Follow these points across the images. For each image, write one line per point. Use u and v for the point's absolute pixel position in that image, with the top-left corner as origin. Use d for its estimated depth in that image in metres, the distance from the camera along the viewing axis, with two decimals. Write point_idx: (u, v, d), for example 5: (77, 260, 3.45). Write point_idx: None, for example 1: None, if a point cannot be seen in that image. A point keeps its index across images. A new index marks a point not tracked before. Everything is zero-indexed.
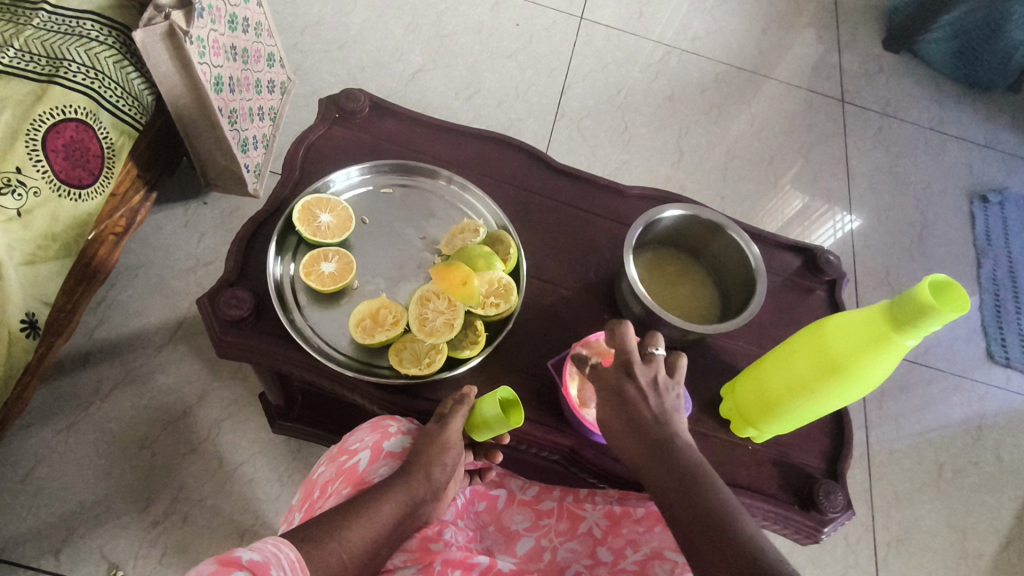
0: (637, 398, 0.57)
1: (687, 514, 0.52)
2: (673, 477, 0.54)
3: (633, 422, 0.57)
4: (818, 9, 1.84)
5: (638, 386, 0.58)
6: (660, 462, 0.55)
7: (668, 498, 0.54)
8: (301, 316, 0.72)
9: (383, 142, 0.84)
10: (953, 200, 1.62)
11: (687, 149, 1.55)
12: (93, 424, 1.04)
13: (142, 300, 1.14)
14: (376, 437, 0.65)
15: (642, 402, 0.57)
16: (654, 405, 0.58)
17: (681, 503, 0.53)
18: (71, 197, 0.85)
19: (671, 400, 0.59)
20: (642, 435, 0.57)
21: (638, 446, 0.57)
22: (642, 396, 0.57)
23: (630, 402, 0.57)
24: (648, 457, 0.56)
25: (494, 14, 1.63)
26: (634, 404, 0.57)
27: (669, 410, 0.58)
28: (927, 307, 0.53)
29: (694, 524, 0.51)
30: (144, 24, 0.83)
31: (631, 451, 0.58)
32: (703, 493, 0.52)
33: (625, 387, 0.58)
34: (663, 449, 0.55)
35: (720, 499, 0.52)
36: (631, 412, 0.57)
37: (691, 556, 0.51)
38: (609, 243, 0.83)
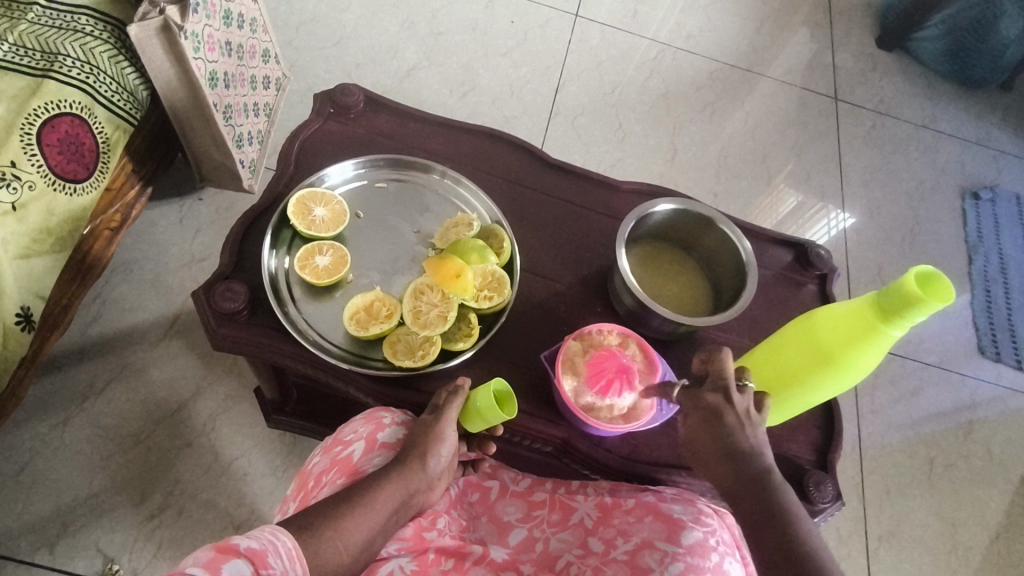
0: (735, 429, 0.58)
1: (774, 545, 0.53)
2: (761, 507, 0.55)
3: (727, 449, 0.58)
4: (812, 8, 1.85)
5: (737, 416, 0.59)
6: (749, 493, 0.56)
7: (755, 527, 0.55)
8: (295, 309, 0.73)
9: (378, 137, 0.84)
10: (945, 198, 1.63)
11: (681, 146, 1.56)
12: (89, 419, 1.04)
13: (138, 295, 1.14)
14: (370, 428, 0.65)
15: (739, 431, 0.58)
16: (751, 436, 0.59)
17: (769, 532, 0.53)
18: (67, 191, 0.85)
19: (763, 433, 0.60)
20: (737, 465, 0.58)
21: (729, 476, 0.58)
22: (740, 426, 0.59)
23: (725, 432, 0.58)
24: (735, 485, 0.57)
25: (489, 12, 1.63)
26: (728, 432, 0.58)
27: (761, 444, 0.59)
28: (914, 298, 0.54)
29: (783, 558, 0.52)
30: (139, 19, 0.83)
31: (722, 479, 0.58)
32: (793, 530, 0.53)
33: (721, 415, 0.59)
34: (759, 482, 0.56)
35: (811, 538, 0.53)
36: (727, 442, 0.58)
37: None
38: (602, 238, 0.84)
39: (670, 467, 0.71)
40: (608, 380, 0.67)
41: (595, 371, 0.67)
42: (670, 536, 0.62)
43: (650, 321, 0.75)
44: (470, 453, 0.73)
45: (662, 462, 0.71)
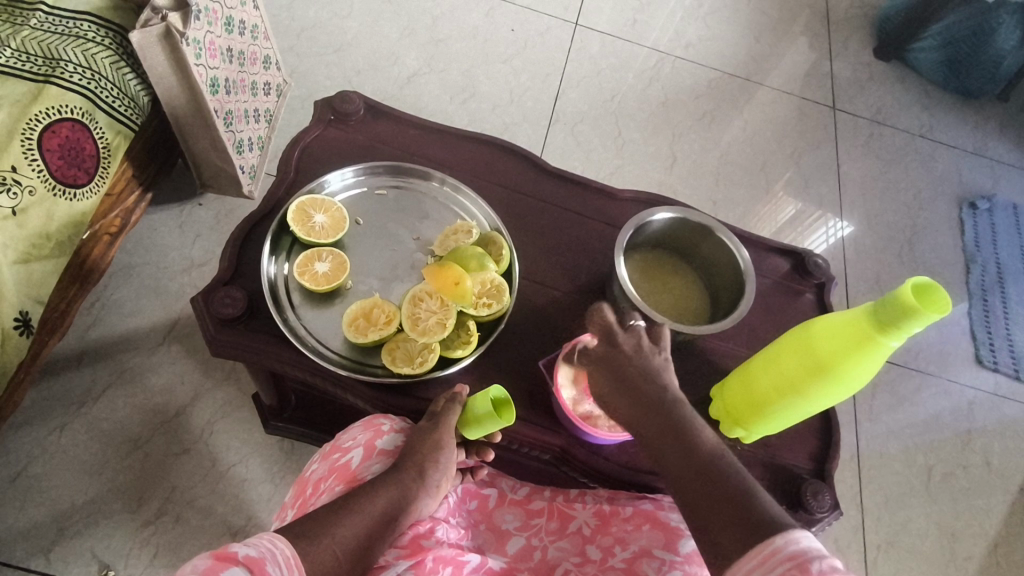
0: (626, 361, 0.60)
1: (679, 462, 0.53)
2: (663, 428, 0.56)
3: (625, 381, 0.59)
4: (810, 18, 1.86)
5: (627, 351, 0.60)
6: (652, 419, 0.56)
7: (659, 449, 0.55)
8: (294, 315, 0.73)
9: (378, 144, 0.85)
10: (943, 207, 1.64)
11: (681, 154, 1.57)
12: (86, 424, 1.04)
13: (136, 300, 1.14)
14: (368, 435, 0.65)
15: (630, 363, 0.59)
16: (647, 365, 0.60)
17: (676, 453, 0.54)
18: (67, 197, 0.85)
19: (659, 360, 0.61)
20: (633, 393, 0.58)
21: (629, 405, 0.58)
22: (632, 356, 0.60)
23: (619, 363, 0.60)
24: (634, 411, 0.58)
25: (490, 20, 1.64)
26: (621, 362, 0.60)
27: (659, 371, 0.59)
28: (910, 310, 0.54)
29: (691, 474, 0.53)
30: (141, 26, 0.83)
31: (623, 411, 0.59)
32: (696, 445, 0.54)
33: (613, 352, 0.60)
34: (657, 406, 0.57)
35: (715, 449, 0.54)
36: (620, 374, 0.59)
37: (685, 502, 0.52)
38: (601, 245, 0.84)
39: None
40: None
41: None
42: (668, 544, 0.63)
43: None
44: (470, 459, 0.73)
45: None
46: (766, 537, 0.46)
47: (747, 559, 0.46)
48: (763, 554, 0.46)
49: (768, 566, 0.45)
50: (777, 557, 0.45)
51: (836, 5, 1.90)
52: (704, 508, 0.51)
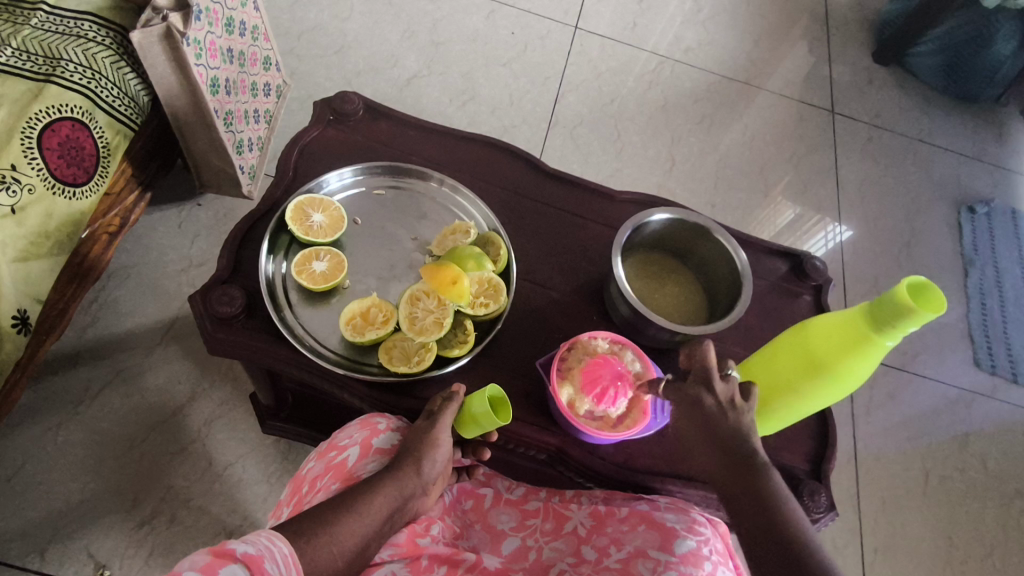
0: (717, 416, 0.58)
1: (761, 537, 0.54)
2: (749, 496, 0.55)
3: (714, 437, 0.58)
4: (809, 22, 1.87)
5: (718, 404, 0.58)
6: (736, 480, 0.56)
7: (743, 515, 0.55)
8: (292, 314, 0.73)
9: (377, 144, 0.85)
10: (941, 211, 1.64)
11: (679, 157, 1.57)
12: (84, 423, 1.04)
13: (135, 300, 1.14)
14: (365, 433, 0.65)
15: (723, 419, 0.57)
16: (739, 422, 0.58)
17: (757, 523, 0.54)
18: (66, 195, 0.85)
19: (750, 419, 0.58)
20: (725, 454, 0.57)
21: (718, 465, 0.58)
22: (725, 415, 0.57)
23: (711, 420, 0.58)
24: (723, 472, 0.57)
25: (490, 23, 1.65)
26: (714, 421, 0.58)
27: (749, 430, 0.58)
28: (905, 309, 0.54)
29: (771, 547, 0.53)
30: (141, 25, 0.84)
31: (711, 466, 0.58)
32: (778, 519, 0.54)
33: (706, 405, 0.58)
34: (745, 470, 0.56)
35: (797, 526, 0.53)
36: (709, 425, 0.58)
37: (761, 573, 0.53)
38: (598, 246, 0.84)
39: (665, 474, 0.71)
40: (605, 387, 0.67)
41: (590, 380, 0.68)
42: (664, 545, 0.62)
43: (644, 330, 0.75)
44: (465, 459, 0.72)
45: (655, 470, 0.71)
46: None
47: None
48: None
49: None
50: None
51: (836, 10, 1.91)
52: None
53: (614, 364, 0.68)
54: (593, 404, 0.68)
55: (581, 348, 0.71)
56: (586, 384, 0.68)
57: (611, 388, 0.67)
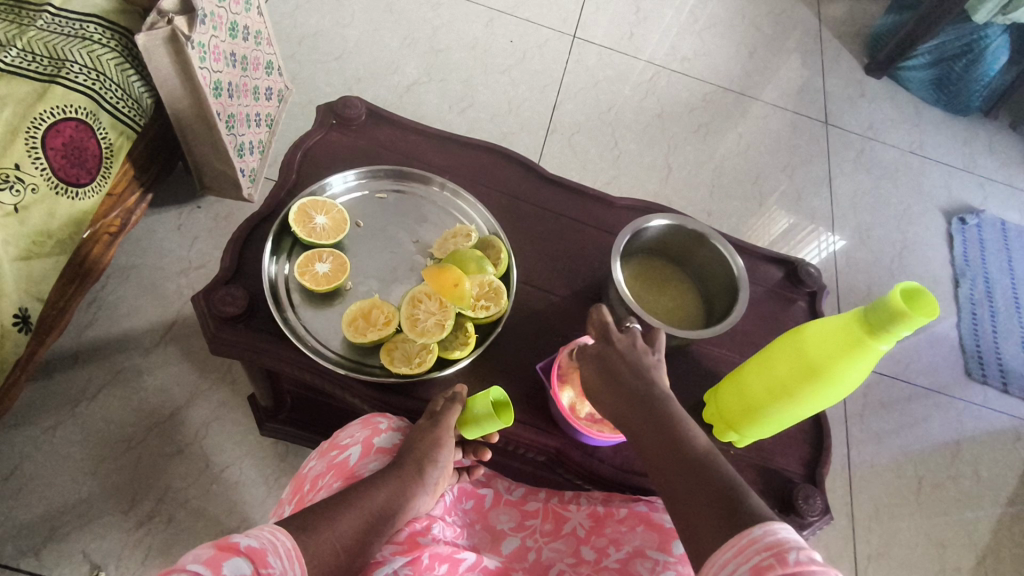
0: (615, 357, 0.62)
1: (662, 457, 0.55)
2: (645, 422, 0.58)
3: (611, 376, 0.61)
4: (803, 35, 1.90)
5: (616, 347, 0.63)
6: (636, 409, 0.58)
7: (641, 438, 0.57)
8: (294, 315, 0.73)
9: (380, 148, 0.86)
10: (932, 222, 1.66)
11: (676, 166, 1.59)
12: (80, 424, 1.03)
13: (134, 301, 1.15)
14: (366, 433, 0.66)
15: (622, 359, 0.62)
16: (635, 361, 0.62)
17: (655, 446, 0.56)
18: (68, 195, 0.86)
19: (651, 356, 0.63)
20: (620, 385, 0.60)
21: (617, 397, 0.60)
22: (620, 353, 0.62)
23: (611, 363, 0.62)
24: (621, 403, 0.60)
25: (489, 31, 1.66)
26: (611, 359, 0.62)
27: (648, 366, 0.62)
28: (899, 315, 0.55)
29: (670, 465, 0.54)
30: (147, 29, 0.84)
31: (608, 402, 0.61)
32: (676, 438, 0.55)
33: (605, 352, 0.63)
34: (638, 400, 0.59)
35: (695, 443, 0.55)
36: (609, 368, 0.62)
37: (662, 489, 0.54)
38: (597, 251, 0.85)
39: None
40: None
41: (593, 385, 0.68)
42: (662, 546, 0.63)
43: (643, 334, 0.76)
44: (466, 458, 0.74)
45: None
46: (745, 531, 0.47)
47: (726, 551, 0.47)
48: (742, 547, 0.46)
49: (746, 558, 0.45)
50: (756, 549, 0.45)
51: (829, 23, 1.94)
52: (683, 498, 0.52)
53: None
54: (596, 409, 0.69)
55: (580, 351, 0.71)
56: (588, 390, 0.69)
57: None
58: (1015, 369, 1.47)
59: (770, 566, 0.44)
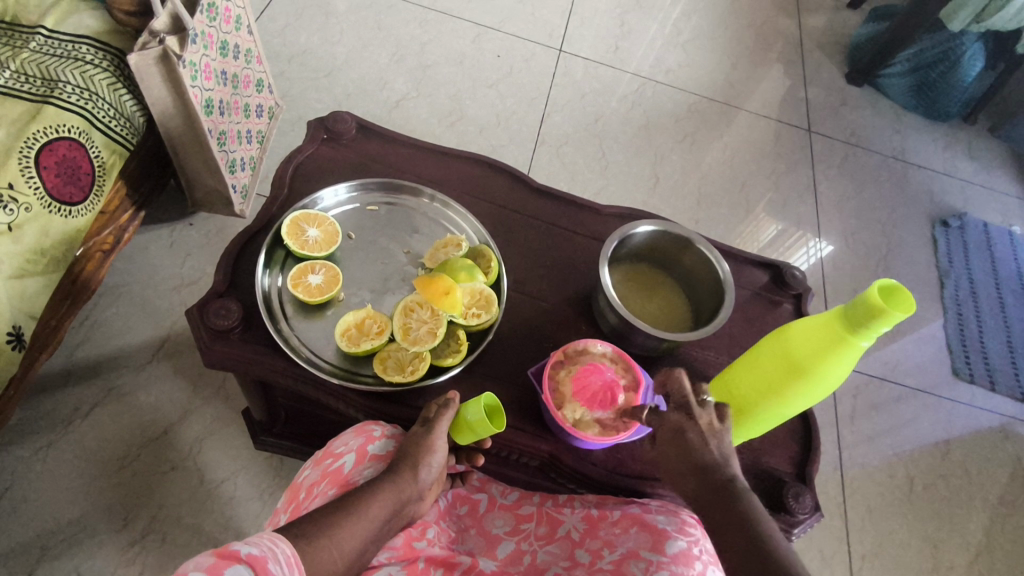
0: (697, 441, 0.63)
1: (735, 544, 0.57)
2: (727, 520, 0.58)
3: (691, 458, 0.63)
4: (784, 45, 1.94)
5: (699, 430, 0.64)
6: (715, 495, 0.60)
7: (722, 534, 0.58)
8: (288, 326, 0.74)
9: (370, 162, 0.88)
10: (916, 226, 1.69)
11: (663, 175, 1.62)
12: (73, 442, 1.03)
13: (127, 319, 1.15)
14: (360, 441, 0.66)
15: (702, 442, 0.63)
16: (717, 448, 0.63)
17: (732, 542, 0.57)
18: (62, 214, 0.87)
19: (727, 444, 0.64)
20: (704, 477, 0.62)
21: (703, 490, 0.62)
22: (703, 437, 0.63)
23: (692, 445, 0.63)
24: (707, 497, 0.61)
25: (477, 46, 1.69)
26: (694, 448, 0.63)
27: (728, 455, 0.63)
28: (877, 311, 0.57)
29: (742, 553, 0.56)
30: (139, 49, 0.86)
31: (692, 491, 0.63)
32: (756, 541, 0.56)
33: (687, 430, 0.64)
34: (720, 496, 0.60)
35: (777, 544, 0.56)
36: (688, 450, 0.63)
37: None
38: (585, 258, 0.87)
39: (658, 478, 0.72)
40: (597, 392, 0.69)
41: (580, 389, 0.69)
42: (655, 546, 0.64)
43: (633, 338, 0.77)
44: (460, 466, 0.74)
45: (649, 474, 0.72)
46: None
47: None
48: None
49: None
50: None
51: (809, 34, 1.99)
52: None
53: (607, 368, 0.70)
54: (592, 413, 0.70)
55: (570, 355, 0.73)
56: (579, 390, 0.70)
57: (602, 393, 0.69)
58: (1002, 369, 1.49)
59: None
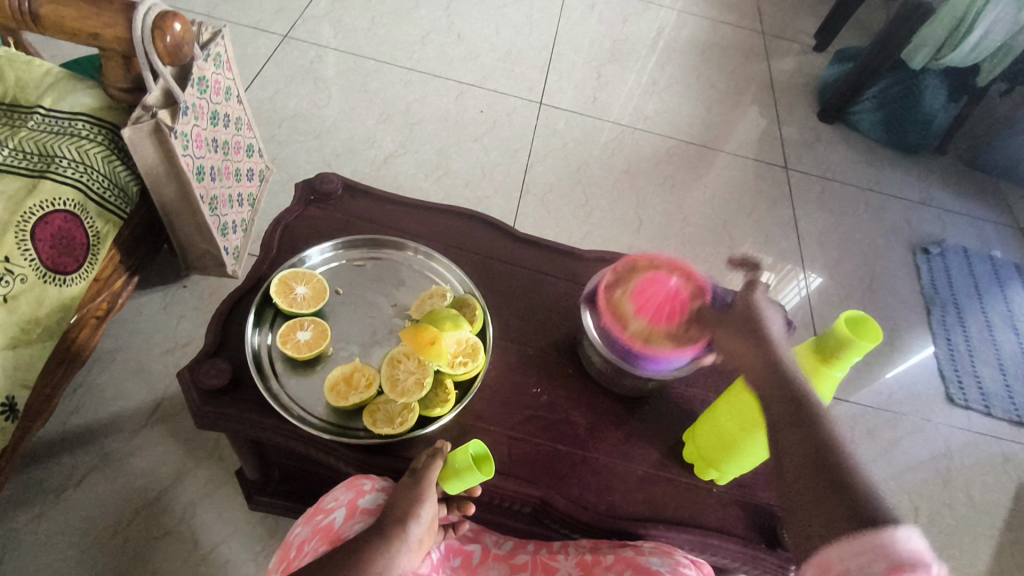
0: (763, 328, 0.64)
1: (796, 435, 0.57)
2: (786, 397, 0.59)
3: (756, 343, 0.63)
4: (756, 89, 2.02)
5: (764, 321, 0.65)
6: (776, 382, 0.60)
7: (781, 424, 0.58)
8: (277, 383, 0.75)
9: (356, 220, 0.91)
10: (897, 255, 1.73)
11: (646, 217, 1.66)
12: (66, 511, 1.02)
13: (121, 384, 1.16)
14: (351, 495, 0.67)
15: (766, 330, 0.64)
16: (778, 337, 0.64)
17: (791, 421, 0.58)
18: (56, 283, 0.89)
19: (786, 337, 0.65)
20: (773, 369, 0.61)
21: (762, 376, 0.62)
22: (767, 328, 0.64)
23: (759, 332, 0.64)
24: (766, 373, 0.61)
25: (460, 103, 1.76)
26: (762, 336, 0.64)
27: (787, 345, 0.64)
28: (846, 342, 0.59)
29: (800, 446, 0.56)
30: (133, 122, 0.90)
31: (752, 378, 0.63)
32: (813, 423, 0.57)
33: (753, 320, 0.65)
34: (786, 386, 0.60)
35: (836, 431, 0.56)
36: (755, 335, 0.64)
37: (801, 478, 0.55)
38: (568, 303, 0.89)
39: (649, 520, 0.73)
40: (657, 301, 0.73)
41: (641, 300, 0.73)
42: None
43: (618, 379, 0.78)
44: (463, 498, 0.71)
45: (640, 516, 0.73)
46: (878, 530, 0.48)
47: (855, 543, 0.48)
48: (875, 544, 0.47)
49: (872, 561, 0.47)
50: (892, 549, 0.46)
51: (779, 77, 2.08)
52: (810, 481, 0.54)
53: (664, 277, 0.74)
54: (654, 323, 0.73)
55: (620, 277, 0.77)
56: (640, 305, 0.73)
57: (662, 301, 0.73)
58: (996, 392, 1.49)
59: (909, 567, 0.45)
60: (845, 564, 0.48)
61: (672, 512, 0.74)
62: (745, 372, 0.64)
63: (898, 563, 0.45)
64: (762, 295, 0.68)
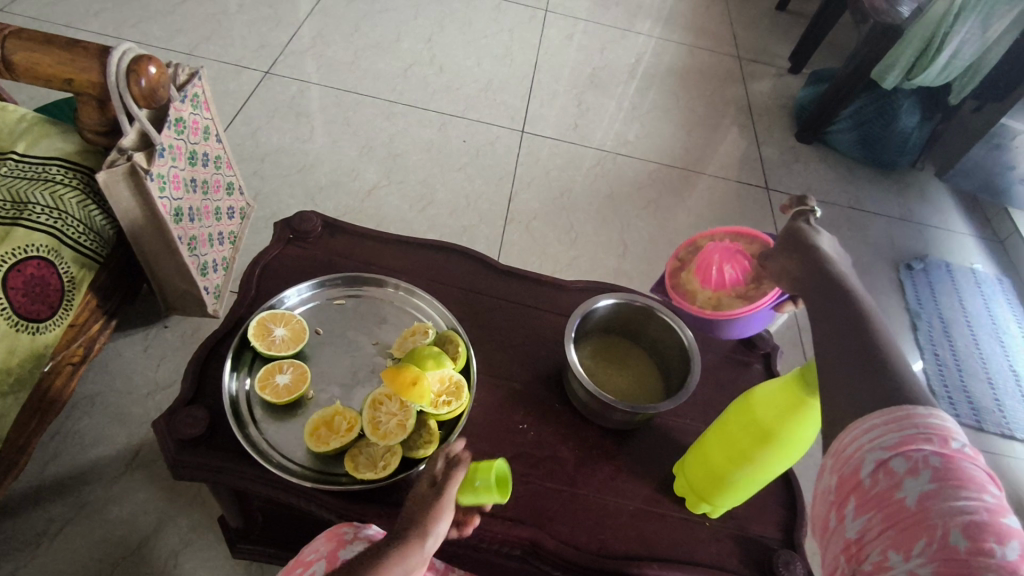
0: (806, 231, 0.65)
1: (828, 317, 0.55)
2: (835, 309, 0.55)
3: (801, 246, 0.64)
4: (735, 111, 2.05)
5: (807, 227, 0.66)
6: (814, 275, 0.60)
7: (818, 305, 0.58)
8: (256, 430, 0.74)
9: (336, 257, 0.90)
10: (882, 271, 1.74)
11: (631, 242, 1.66)
12: (41, 566, 0.99)
13: (99, 430, 1.13)
14: (331, 546, 0.65)
15: (810, 234, 0.64)
16: (823, 240, 0.63)
17: (837, 325, 0.54)
18: (29, 331, 0.87)
19: (836, 247, 0.64)
20: (812, 268, 0.61)
21: (801, 271, 0.62)
22: (810, 231, 0.65)
23: (801, 238, 0.65)
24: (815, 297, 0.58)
25: (443, 133, 1.77)
26: (807, 237, 0.64)
27: (833, 249, 0.63)
28: None
29: (834, 321, 0.54)
30: (107, 166, 0.89)
31: (795, 276, 0.63)
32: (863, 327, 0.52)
33: (796, 229, 0.66)
34: (825, 279, 0.59)
35: (872, 317, 0.53)
36: (800, 239, 0.65)
37: (829, 349, 0.53)
38: (553, 335, 0.88)
39: (642, 558, 0.71)
40: (716, 268, 0.78)
41: (704, 272, 0.79)
42: None
43: (605, 412, 0.77)
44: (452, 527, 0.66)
45: (632, 554, 0.71)
46: (900, 404, 0.46)
47: (874, 417, 0.46)
48: (893, 416, 0.45)
49: (893, 428, 0.45)
50: (910, 420, 0.44)
51: (757, 99, 2.11)
52: (834, 356, 0.52)
53: (721, 246, 0.79)
54: (726, 287, 0.78)
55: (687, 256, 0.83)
56: (702, 275, 0.80)
57: (718, 266, 0.78)
58: (986, 406, 1.50)
59: (926, 440, 0.43)
60: (861, 443, 0.46)
61: (665, 549, 0.72)
62: (800, 294, 0.62)
63: (910, 435, 0.44)
64: (814, 225, 0.67)
